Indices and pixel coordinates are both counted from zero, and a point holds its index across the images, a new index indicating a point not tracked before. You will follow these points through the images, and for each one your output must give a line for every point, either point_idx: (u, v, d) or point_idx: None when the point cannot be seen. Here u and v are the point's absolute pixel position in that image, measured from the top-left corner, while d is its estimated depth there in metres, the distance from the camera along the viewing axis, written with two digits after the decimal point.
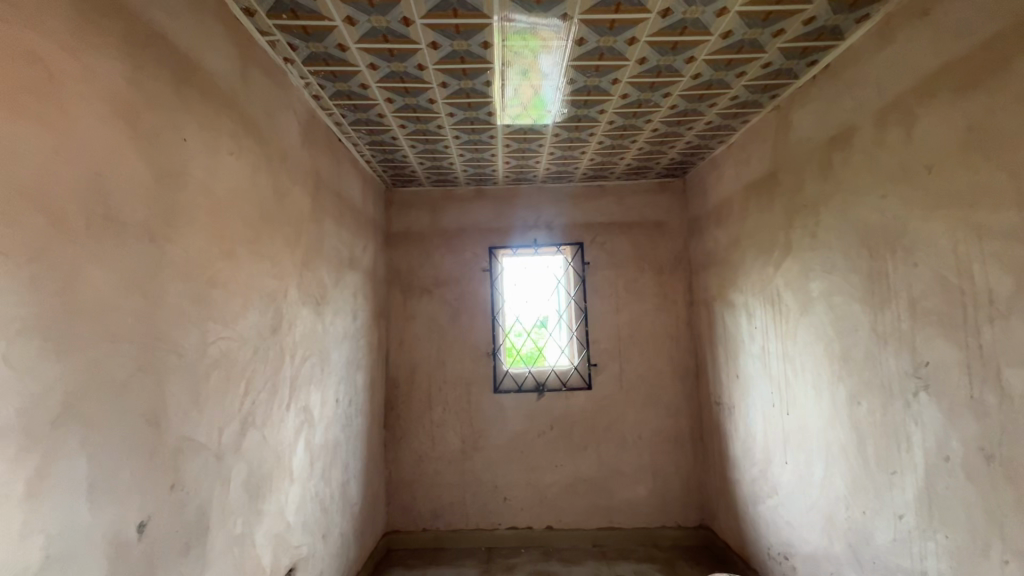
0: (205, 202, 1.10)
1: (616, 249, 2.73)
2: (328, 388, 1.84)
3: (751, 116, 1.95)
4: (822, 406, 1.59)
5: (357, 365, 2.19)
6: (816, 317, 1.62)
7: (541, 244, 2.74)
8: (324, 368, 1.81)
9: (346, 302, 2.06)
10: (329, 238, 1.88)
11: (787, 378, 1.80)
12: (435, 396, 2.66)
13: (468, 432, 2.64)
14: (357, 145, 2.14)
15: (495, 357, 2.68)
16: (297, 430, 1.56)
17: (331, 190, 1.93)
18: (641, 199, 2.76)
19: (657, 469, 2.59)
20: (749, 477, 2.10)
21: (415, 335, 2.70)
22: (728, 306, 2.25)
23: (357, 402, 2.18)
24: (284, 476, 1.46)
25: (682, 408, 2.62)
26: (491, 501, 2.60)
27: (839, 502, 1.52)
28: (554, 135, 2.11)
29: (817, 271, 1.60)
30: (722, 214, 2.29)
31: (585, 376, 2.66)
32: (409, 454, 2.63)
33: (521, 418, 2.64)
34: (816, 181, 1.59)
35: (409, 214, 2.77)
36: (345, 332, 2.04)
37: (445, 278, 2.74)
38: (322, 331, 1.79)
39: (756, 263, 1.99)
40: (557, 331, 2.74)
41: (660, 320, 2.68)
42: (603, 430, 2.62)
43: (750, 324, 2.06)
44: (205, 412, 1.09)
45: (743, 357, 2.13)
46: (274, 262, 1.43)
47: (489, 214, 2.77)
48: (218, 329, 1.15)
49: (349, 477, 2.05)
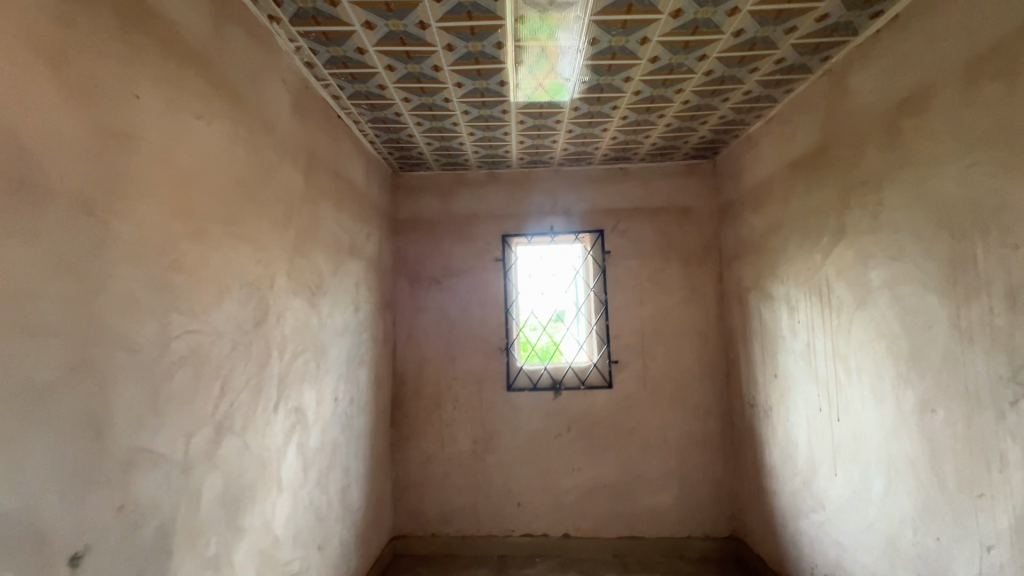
0: (166, 173, 0.94)
1: (639, 237, 2.53)
2: (325, 387, 1.69)
3: (796, 84, 1.72)
4: (882, 413, 1.39)
5: (360, 361, 2.04)
6: (877, 311, 1.40)
7: (558, 231, 2.55)
8: (322, 364, 1.66)
9: (347, 293, 1.90)
10: (326, 222, 1.72)
11: (838, 380, 1.58)
12: (445, 394, 2.50)
13: (479, 432, 2.47)
14: (358, 123, 1.98)
15: (509, 353, 2.50)
16: (288, 434, 1.41)
17: (329, 171, 1.76)
18: (667, 184, 2.54)
19: (683, 475, 2.40)
20: (789, 488, 1.89)
21: (424, 329, 2.54)
22: (765, 298, 2.03)
23: (359, 400, 2.03)
24: (271, 485, 1.31)
25: (711, 410, 2.41)
26: (504, 506, 2.44)
27: (905, 525, 1.31)
28: (573, 110, 1.90)
29: (879, 257, 1.38)
30: (760, 198, 2.07)
31: (605, 373, 2.47)
32: (417, 455, 2.47)
33: (536, 418, 2.47)
34: (880, 153, 1.37)
35: (417, 199, 2.60)
36: (346, 326, 1.89)
37: (455, 269, 2.56)
38: (318, 325, 1.64)
39: (800, 251, 1.78)
40: (575, 325, 2.56)
41: (687, 314, 2.47)
42: (624, 432, 2.43)
43: (792, 319, 1.84)
44: (169, 418, 0.94)
45: (783, 354, 1.91)
46: (258, 246, 1.27)
47: (502, 199, 2.59)
48: (184, 321, 0.99)
49: (351, 481, 1.90)
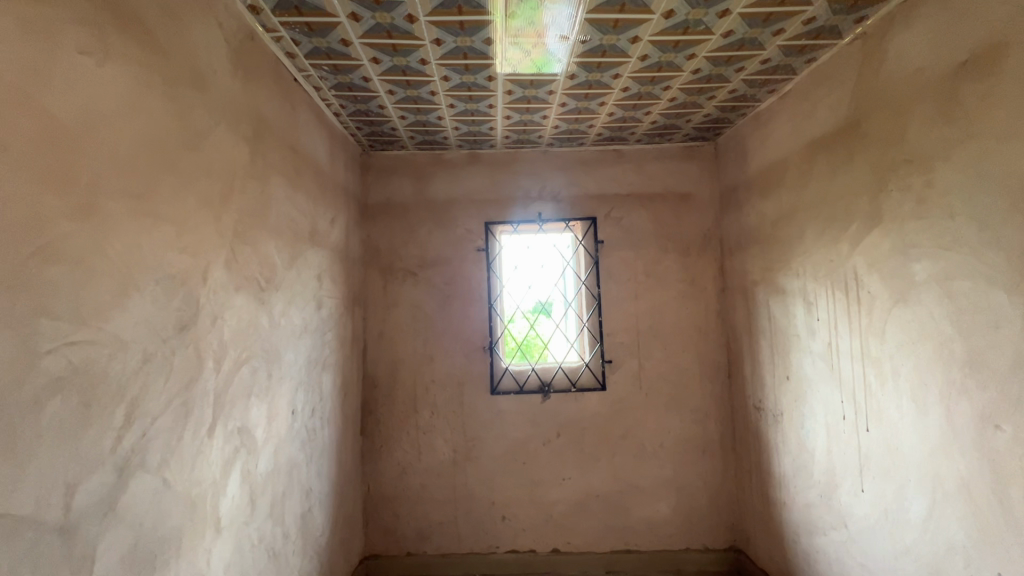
0: (28, 123, 0.67)
1: (634, 226, 2.32)
2: (280, 399, 1.43)
3: (820, 52, 1.53)
4: (926, 425, 1.21)
5: (323, 366, 1.78)
6: (921, 308, 1.22)
7: (547, 219, 2.32)
8: (276, 371, 1.40)
9: (306, 287, 1.64)
10: (279, 204, 1.45)
11: (867, 386, 1.41)
12: (422, 398, 2.25)
13: (460, 440, 2.24)
14: (319, 89, 1.70)
15: (492, 352, 2.27)
16: (230, 462, 1.15)
17: (283, 143, 1.49)
18: (664, 168, 2.34)
19: (681, 483, 2.22)
20: (802, 501, 1.73)
21: (398, 326, 2.28)
22: (775, 293, 1.86)
23: (324, 411, 1.77)
24: (206, 530, 1.05)
25: (710, 412, 2.24)
26: (487, 521, 2.22)
27: (955, 555, 1.15)
28: (568, 78, 1.66)
29: (926, 246, 1.20)
30: (771, 182, 1.88)
31: (597, 374, 2.27)
32: (391, 465, 2.23)
33: (523, 423, 2.25)
34: (931, 126, 1.18)
35: (390, 182, 2.33)
36: (305, 326, 1.62)
37: (433, 260, 2.31)
38: (270, 326, 1.37)
39: (820, 240, 1.59)
40: (564, 321, 2.35)
41: (686, 309, 2.28)
42: (619, 438, 2.24)
43: (809, 316, 1.66)
44: (34, 466, 0.67)
45: (797, 355, 1.74)
46: (183, 229, 1.00)
47: (485, 183, 2.34)
48: (62, 331, 0.72)
49: (313, 503, 1.65)
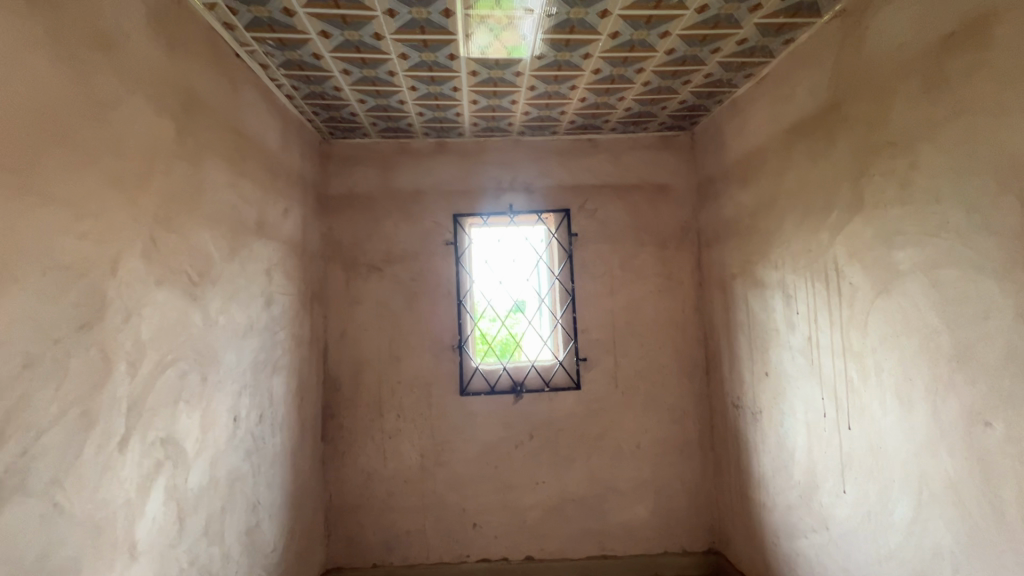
0: None
1: (609, 218, 2.23)
2: (219, 405, 1.29)
3: (798, 32, 1.46)
4: (911, 423, 1.15)
5: (274, 368, 1.64)
6: (905, 299, 1.15)
7: (518, 211, 2.22)
8: (212, 374, 1.27)
9: (252, 283, 1.50)
10: (217, 190, 1.31)
11: (848, 382, 1.34)
12: (388, 401, 2.13)
13: (429, 444, 2.12)
14: (267, 68, 1.57)
15: (462, 351, 2.16)
16: (150, 478, 1.02)
17: (222, 124, 1.35)
18: (640, 158, 2.26)
19: (658, 484, 2.15)
20: (781, 501, 1.66)
21: (361, 325, 2.15)
22: (754, 286, 1.79)
23: (275, 417, 1.64)
24: (117, 556, 0.92)
25: (688, 411, 2.17)
26: (457, 529, 2.11)
27: (942, 560, 1.08)
28: (536, 57, 1.56)
29: (910, 234, 1.13)
30: (749, 170, 1.80)
31: (572, 373, 2.18)
32: (354, 472, 2.10)
33: (494, 425, 2.14)
34: (914, 104, 1.11)
35: (352, 172, 2.20)
36: (251, 325, 1.48)
37: (399, 254, 2.19)
38: (205, 325, 1.24)
39: (800, 230, 1.52)
40: (537, 317, 2.25)
41: (664, 305, 2.20)
42: (594, 439, 2.15)
43: (788, 309, 1.59)
44: None
45: (776, 350, 1.67)
46: (81, 212, 0.87)
47: (454, 173, 2.23)
48: None
49: (261, 517, 1.52)
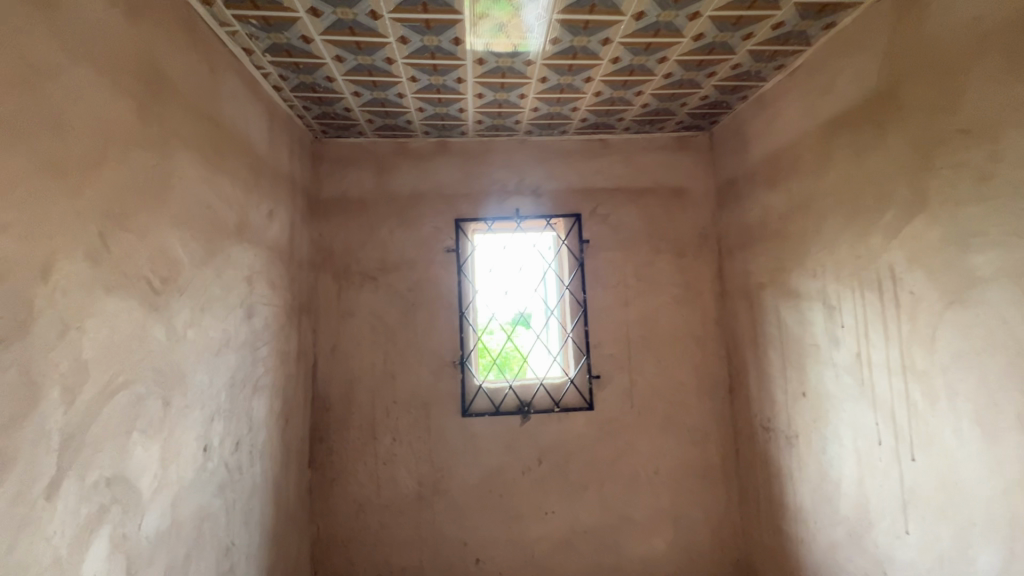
0: None
1: (622, 224, 2.07)
2: (185, 434, 1.11)
3: (842, 15, 1.32)
4: (1000, 457, 0.97)
5: (255, 387, 1.46)
6: (987, 312, 0.99)
7: (525, 216, 2.06)
8: (177, 398, 1.08)
9: (230, 292, 1.32)
10: (188, 184, 1.14)
11: (911, 405, 1.17)
12: (382, 423, 1.94)
13: (426, 471, 1.93)
14: (251, 54, 1.41)
15: (464, 368, 1.98)
16: (90, 529, 0.83)
17: (197, 110, 1.18)
18: (655, 160, 2.11)
19: (678, 514, 1.96)
20: (824, 538, 1.48)
21: (354, 339, 1.97)
22: (786, 297, 1.62)
23: (255, 444, 1.45)
24: None
25: (710, 433, 1.99)
26: (457, 565, 1.91)
27: None
28: (551, 43, 1.41)
29: (993, 235, 0.98)
30: (779, 170, 1.65)
31: (583, 391, 2.00)
32: (345, 502, 1.90)
33: (499, 449, 1.95)
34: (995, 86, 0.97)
35: (346, 173, 2.04)
36: (227, 339, 1.30)
37: (395, 262, 2.02)
38: (169, 341, 1.06)
39: (844, 233, 1.37)
40: (545, 331, 2.07)
41: (682, 317, 2.04)
42: (608, 465, 1.97)
43: (830, 322, 1.43)
44: None
45: (815, 368, 1.50)
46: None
47: (455, 176, 2.07)
48: None
49: (235, 561, 1.32)
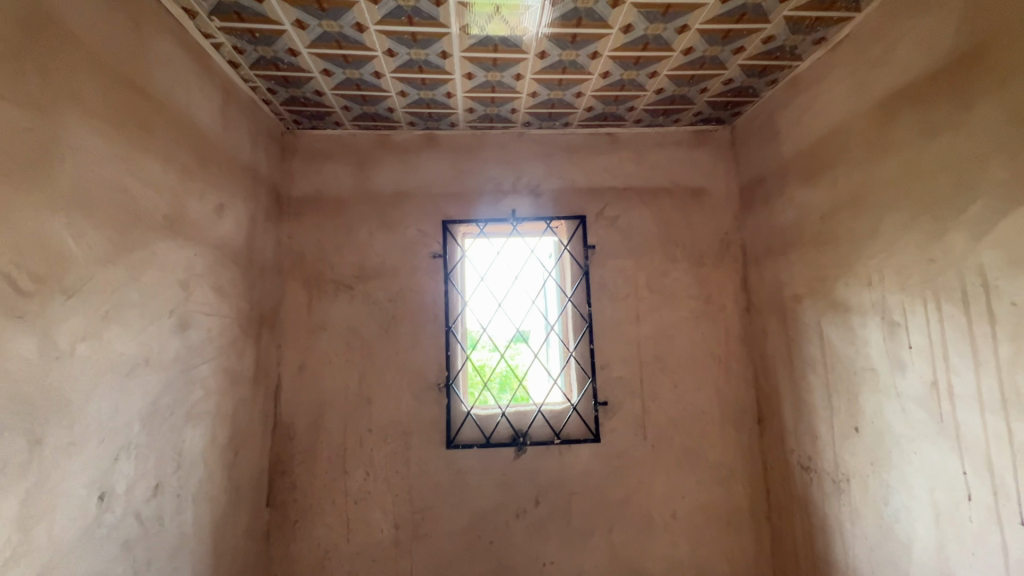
0: None
1: (633, 228, 1.82)
2: (66, 482, 0.85)
3: None
4: None
5: (189, 415, 1.20)
6: None
7: (522, 217, 1.82)
8: (55, 435, 0.82)
9: (153, 298, 1.08)
10: (90, 162, 0.91)
11: (1018, 452, 0.90)
12: (354, 454, 1.67)
13: (405, 512, 1.65)
14: (195, 17, 1.19)
15: (449, 391, 1.71)
16: None
17: (108, 72, 0.96)
18: (670, 156, 1.87)
19: (700, 567, 1.66)
20: None
21: (324, 357, 1.71)
22: (831, 312, 1.36)
23: (186, 486, 1.19)
24: None
25: (736, 471, 1.71)
26: None
27: None
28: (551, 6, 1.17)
29: None
30: (819, 162, 1.40)
31: (588, 420, 1.72)
32: (307, 548, 1.62)
33: (489, 487, 1.68)
34: None
35: (321, 169, 1.81)
36: (146, 358, 1.05)
37: (374, 270, 1.77)
38: (45, 360, 0.81)
39: (909, 232, 1.11)
40: (544, 349, 1.81)
41: (702, 335, 1.77)
42: (617, 507, 1.68)
43: (891, 342, 1.17)
44: None
45: (871, 398, 1.23)
46: None
47: (444, 173, 1.84)
48: None
49: None
